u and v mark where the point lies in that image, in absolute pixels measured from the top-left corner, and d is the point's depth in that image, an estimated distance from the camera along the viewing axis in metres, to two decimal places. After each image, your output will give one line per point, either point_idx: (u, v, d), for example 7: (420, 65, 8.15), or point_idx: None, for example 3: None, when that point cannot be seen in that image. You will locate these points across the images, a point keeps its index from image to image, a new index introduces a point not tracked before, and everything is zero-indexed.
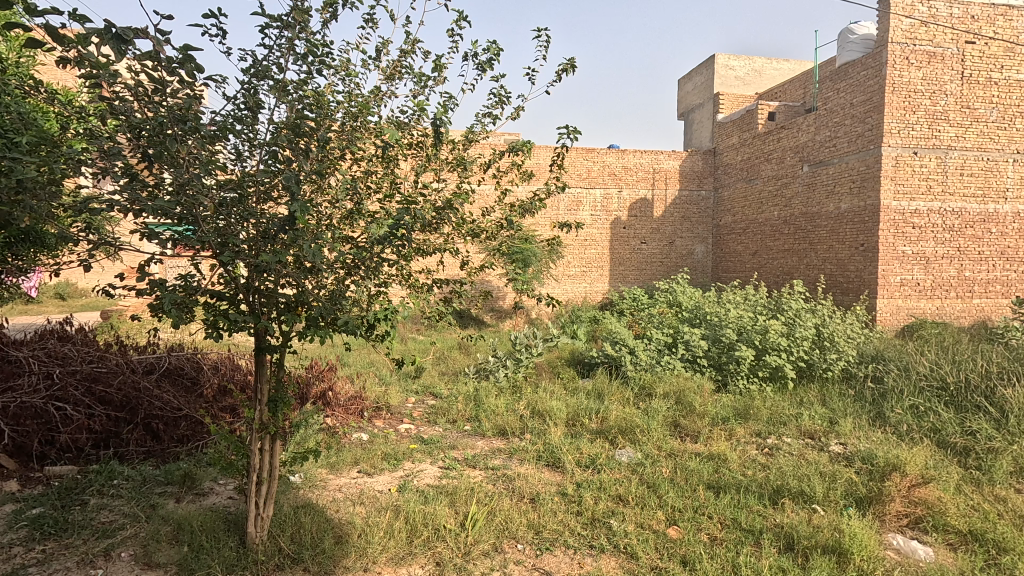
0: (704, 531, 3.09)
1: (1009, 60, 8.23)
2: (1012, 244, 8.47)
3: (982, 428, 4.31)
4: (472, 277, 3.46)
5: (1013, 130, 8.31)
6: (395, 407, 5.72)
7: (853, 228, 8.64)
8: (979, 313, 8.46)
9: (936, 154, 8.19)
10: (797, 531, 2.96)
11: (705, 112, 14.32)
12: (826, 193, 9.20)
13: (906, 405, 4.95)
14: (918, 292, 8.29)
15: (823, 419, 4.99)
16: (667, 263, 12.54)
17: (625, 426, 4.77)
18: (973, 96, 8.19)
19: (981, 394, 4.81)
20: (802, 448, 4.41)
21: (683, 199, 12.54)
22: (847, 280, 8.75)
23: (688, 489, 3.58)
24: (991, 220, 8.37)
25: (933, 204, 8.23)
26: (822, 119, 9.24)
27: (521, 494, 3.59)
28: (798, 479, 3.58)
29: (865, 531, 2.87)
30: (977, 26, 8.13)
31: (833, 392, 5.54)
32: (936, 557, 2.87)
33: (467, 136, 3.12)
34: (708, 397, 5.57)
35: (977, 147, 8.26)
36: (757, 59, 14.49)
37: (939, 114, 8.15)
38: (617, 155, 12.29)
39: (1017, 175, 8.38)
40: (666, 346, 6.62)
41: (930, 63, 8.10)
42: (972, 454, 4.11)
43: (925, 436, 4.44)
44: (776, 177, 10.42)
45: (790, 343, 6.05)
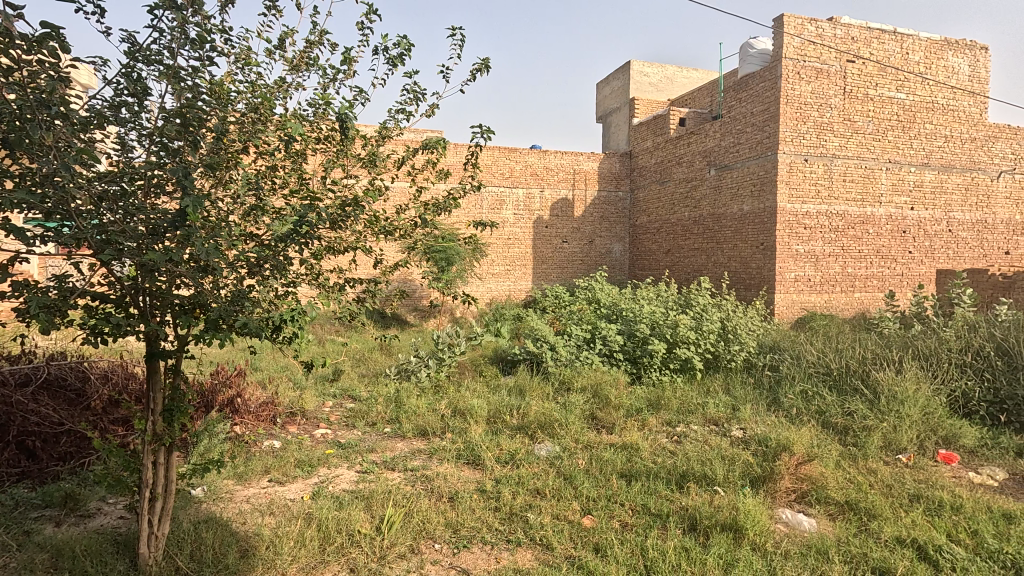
0: (616, 518, 3.22)
1: (882, 79, 9.21)
2: (886, 243, 9.47)
3: (858, 409, 4.80)
4: (388, 276, 3.41)
5: (885, 142, 9.30)
6: (310, 411, 5.52)
7: (754, 228, 9.31)
8: (860, 305, 9.42)
9: (823, 162, 9.00)
10: (699, 512, 3.16)
11: (622, 116, 14.87)
12: (730, 195, 9.85)
13: (798, 390, 5.42)
14: (809, 287, 9.08)
15: (726, 407, 5.35)
16: (587, 261, 12.93)
17: (544, 420, 4.89)
18: (853, 110, 9.10)
19: (858, 377, 5.36)
20: (707, 434, 4.71)
21: (601, 200, 12.96)
22: (748, 277, 9.43)
23: (602, 479, 3.72)
24: (868, 222, 9.33)
25: (821, 206, 9.04)
26: (726, 126, 9.88)
27: (440, 493, 3.58)
28: (702, 463, 3.83)
29: (758, 509, 3.10)
30: (854, 47, 9.07)
31: (735, 381, 5.97)
32: (818, 527, 3.15)
33: (380, 132, 3.08)
34: (624, 388, 5.82)
35: (856, 156, 9.18)
36: (669, 67, 15.24)
37: (825, 124, 8.97)
38: (538, 155, 12.48)
39: (890, 181, 9.39)
40: (584, 342, 6.79)
41: (817, 78, 8.88)
42: (851, 432, 4.56)
43: (811, 418, 4.88)
44: (686, 180, 11.05)
45: (697, 336, 6.45)
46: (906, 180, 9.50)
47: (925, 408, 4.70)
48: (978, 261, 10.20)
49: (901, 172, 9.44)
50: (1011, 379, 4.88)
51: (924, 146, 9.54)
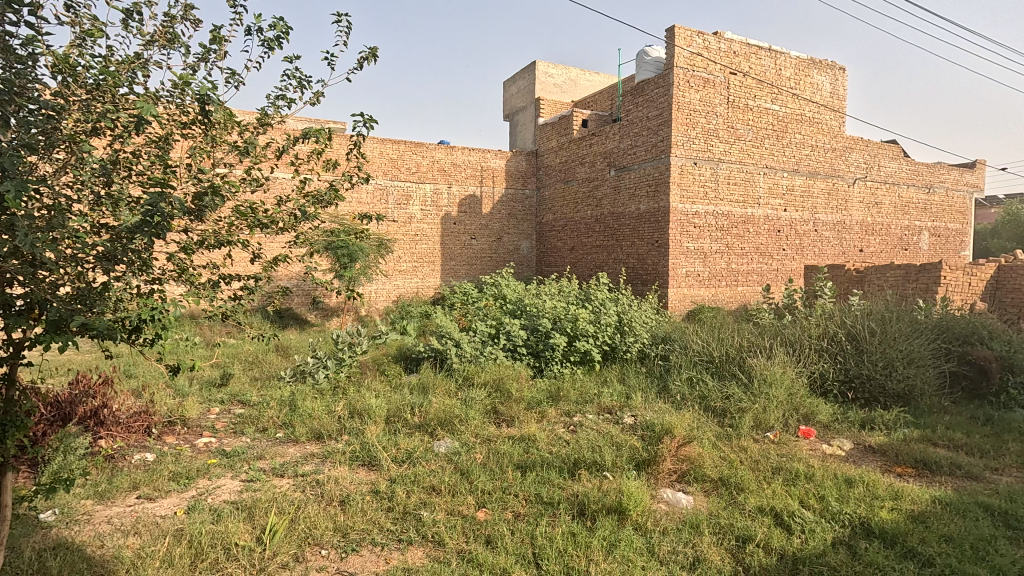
0: (510, 510, 3.28)
1: (759, 91, 10.08)
2: (763, 241, 10.40)
3: (735, 392, 5.22)
4: (269, 272, 3.21)
5: (762, 148, 10.20)
6: (192, 420, 5.09)
7: (649, 227, 9.83)
8: (742, 298, 10.28)
9: (710, 165, 9.68)
10: (588, 497, 3.28)
11: (528, 115, 15.09)
12: (629, 195, 10.34)
13: (684, 377, 5.81)
14: (698, 282, 9.76)
15: (620, 395, 5.62)
16: (495, 258, 13.02)
17: (444, 417, 4.87)
18: (735, 119, 9.89)
19: (735, 364, 5.84)
20: (602, 422, 4.92)
21: (508, 197, 13.10)
22: (644, 272, 9.96)
23: (498, 472, 3.77)
24: (748, 221, 10.19)
25: (708, 207, 9.74)
26: (625, 129, 10.35)
27: (330, 497, 3.44)
28: (593, 451, 3.99)
29: (640, 490, 3.27)
30: (736, 61, 9.84)
31: (629, 371, 6.29)
32: (694, 503, 3.39)
33: (259, 120, 2.90)
34: (526, 382, 5.92)
35: (738, 161, 9.98)
36: (573, 69, 15.68)
37: (712, 131, 9.66)
38: (446, 151, 12.35)
39: (766, 185, 10.31)
40: (488, 337, 6.81)
41: (704, 88, 9.54)
42: (728, 414, 4.96)
43: (695, 402, 5.25)
44: (588, 180, 11.46)
45: (596, 329, 6.71)
46: (780, 184, 10.49)
47: (789, 389, 5.22)
48: (838, 257, 11.50)
49: (776, 177, 10.42)
50: (858, 360, 5.55)
51: (794, 154, 10.59)
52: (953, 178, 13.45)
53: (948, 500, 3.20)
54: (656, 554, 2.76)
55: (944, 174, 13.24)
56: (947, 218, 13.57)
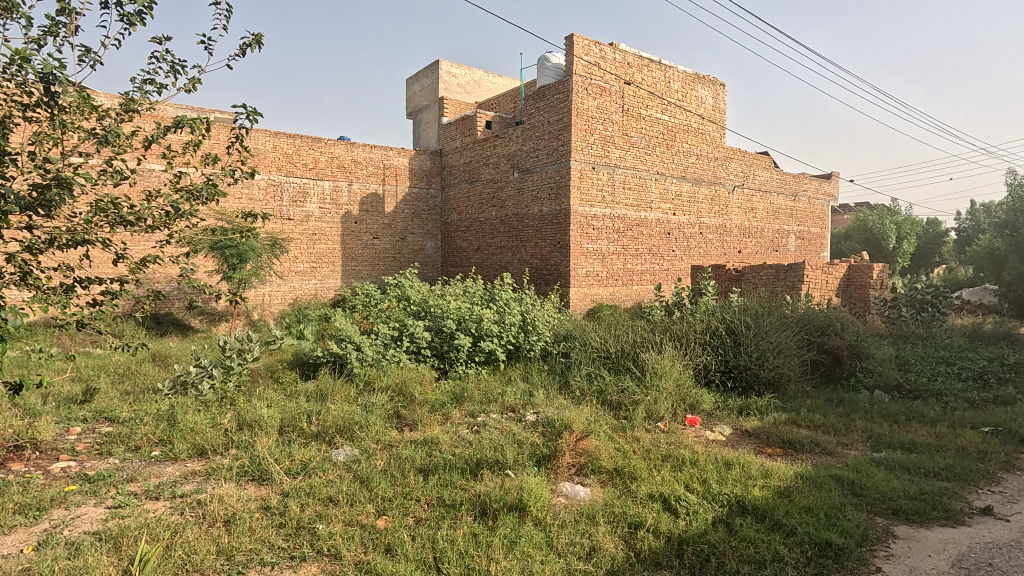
0: (411, 515, 3.22)
1: (650, 102, 10.72)
2: (656, 243, 11.08)
3: (629, 386, 5.51)
4: (136, 275, 2.89)
5: (654, 156, 10.86)
6: (46, 442, 4.47)
7: (551, 229, 10.10)
8: (637, 296, 10.87)
9: (607, 170, 10.14)
10: (490, 496, 3.31)
11: (432, 113, 14.92)
12: (532, 197, 10.54)
13: (584, 373, 6.03)
14: (597, 282, 10.18)
15: (524, 393, 5.72)
16: (399, 258, 12.73)
17: (343, 424, 4.68)
18: (629, 127, 10.44)
19: (630, 359, 6.16)
20: (505, 421, 4.97)
21: (412, 196, 12.86)
22: (547, 273, 10.22)
23: (399, 477, 3.68)
24: (642, 224, 10.81)
25: (605, 210, 10.19)
26: (527, 132, 10.56)
27: (213, 518, 3.18)
28: (495, 450, 4.02)
29: (540, 486, 3.34)
30: (630, 73, 10.40)
31: (533, 369, 6.42)
32: (591, 495, 3.53)
33: (122, 105, 2.62)
34: (430, 384, 5.84)
35: (632, 167, 10.54)
36: (477, 70, 15.73)
37: (608, 137, 10.13)
38: (345, 147, 11.87)
39: (657, 190, 10.99)
40: (391, 340, 6.63)
41: (601, 96, 9.97)
42: (623, 407, 5.23)
43: (593, 397, 5.47)
44: (492, 181, 11.56)
45: (500, 329, 6.77)
46: (669, 189, 11.23)
47: (677, 381, 5.59)
48: (720, 257, 12.53)
49: (666, 183, 11.14)
50: (736, 352, 6.08)
51: (682, 162, 11.39)
52: (814, 188, 15.16)
53: (808, 474, 3.59)
54: (555, 547, 2.84)
55: (807, 184, 14.88)
56: (810, 222, 15.27)
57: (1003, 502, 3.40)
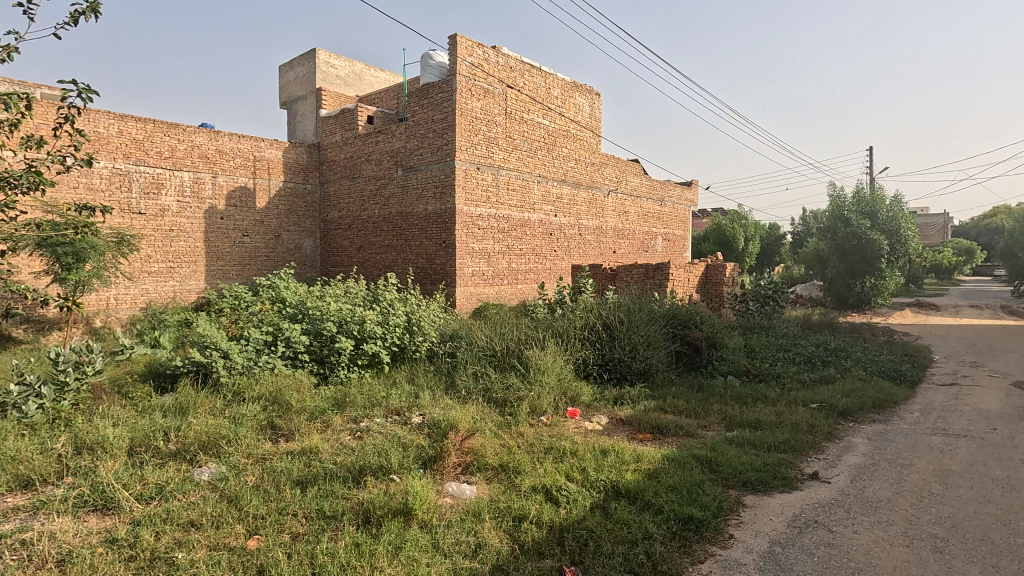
0: (287, 532, 3.03)
1: (531, 106, 11.07)
2: (538, 243, 11.46)
3: (514, 382, 5.63)
4: None
5: (535, 159, 11.23)
6: None
7: (436, 228, 10.01)
8: (521, 295, 11.15)
9: (491, 171, 10.28)
10: (373, 503, 3.21)
11: (308, 104, 14.11)
12: (416, 195, 10.36)
13: (470, 372, 6.06)
14: (483, 281, 10.27)
15: (409, 395, 5.62)
16: (272, 257, 11.86)
17: (208, 439, 4.27)
18: (512, 129, 10.69)
19: (515, 356, 6.28)
20: (390, 424, 4.84)
21: (287, 192, 12.06)
22: (433, 272, 10.11)
23: (274, 492, 3.44)
24: (525, 224, 11.11)
25: (490, 210, 10.32)
26: (411, 130, 10.37)
27: (41, 560, 2.73)
28: (378, 455, 3.91)
29: (426, 488, 3.31)
30: (512, 77, 10.64)
31: (418, 370, 6.33)
32: (477, 492, 3.57)
33: None
34: (308, 391, 5.52)
35: (515, 169, 10.81)
36: (357, 63, 15.16)
37: (492, 139, 10.27)
38: (209, 135, 10.82)
39: (539, 192, 11.39)
40: (264, 346, 6.15)
41: (485, 98, 10.08)
42: (508, 404, 5.35)
43: (479, 395, 5.53)
44: (375, 178, 11.20)
45: (384, 331, 6.58)
46: (550, 192, 11.69)
47: (558, 375, 5.83)
48: (597, 257, 13.28)
49: (547, 185, 11.57)
50: (611, 346, 6.47)
51: (562, 165, 11.90)
52: (677, 194, 16.62)
53: (672, 456, 3.94)
54: (440, 548, 2.82)
55: (672, 190, 16.27)
56: (674, 225, 16.72)
57: (826, 467, 3.98)
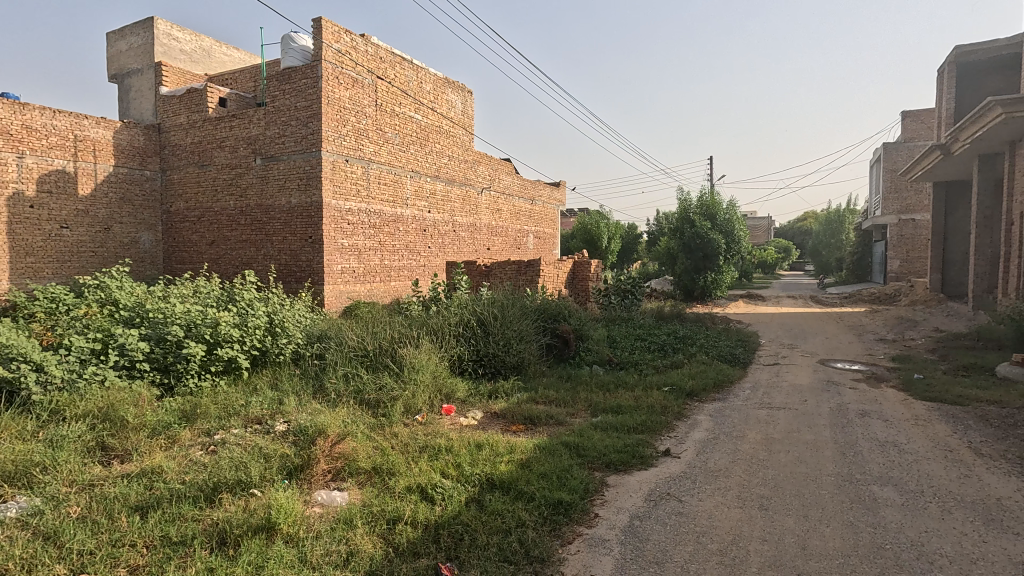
0: (123, 566, 2.66)
1: (403, 100, 10.85)
2: (412, 239, 11.28)
3: (387, 382, 5.48)
4: None
5: (408, 153, 11.04)
6: None
7: (301, 222, 9.38)
8: (394, 292, 10.88)
9: (361, 164, 9.88)
10: (230, 522, 2.94)
11: (145, 80, 12.44)
12: (277, 187, 9.62)
13: (340, 374, 5.77)
14: (354, 279, 9.86)
15: (272, 402, 5.22)
16: (101, 253, 10.30)
17: (16, 470, 3.59)
18: (383, 122, 10.37)
19: (388, 355, 6.08)
20: (250, 435, 4.46)
21: (120, 178, 10.54)
22: (298, 270, 9.47)
23: (106, 523, 3.00)
24: (398, 220, 10.86)
25: (360, 204, 9.92)
26: (270, 116, 9.60)
27: None
28: (236, 468, 3.59)
29: (292, 500, 3.11)
30: (383, 68, 10.32)
31: (283, 375, 5.90)
32: (348, 498, 3.43)
33: None
34: (149, 405, 4.88)
35: (387, 163, 10.52)
36: (205, 38, 13.68)
37: (361, 130, 9.87)
38: (13, 108, 9.07)
39: (412, 187, 11.21)
40: (91, 355, 5.32)
41: (353, 87, 9.65)
42: (381, 404, 5.21)
43: (350, 398, 5.31)
44: (229, 167, 10.21)
45: (242, 334, 6.03)
46: (424, 188, 11.57)
47: (433, 372, 5.78)
48: (472, 254, 13.41)
49: (420, 181, 11.44)
50: (485, 342, 6.57)
51: (435, 161, 11.85)
52: (547, 194, 17.33)
53: (543, 444, 4.11)
54: (308, 562, 2.66)
55: (542, 190, 16.92)
56: (544, 224, 17.42)
57: (676, 443, 4.42)
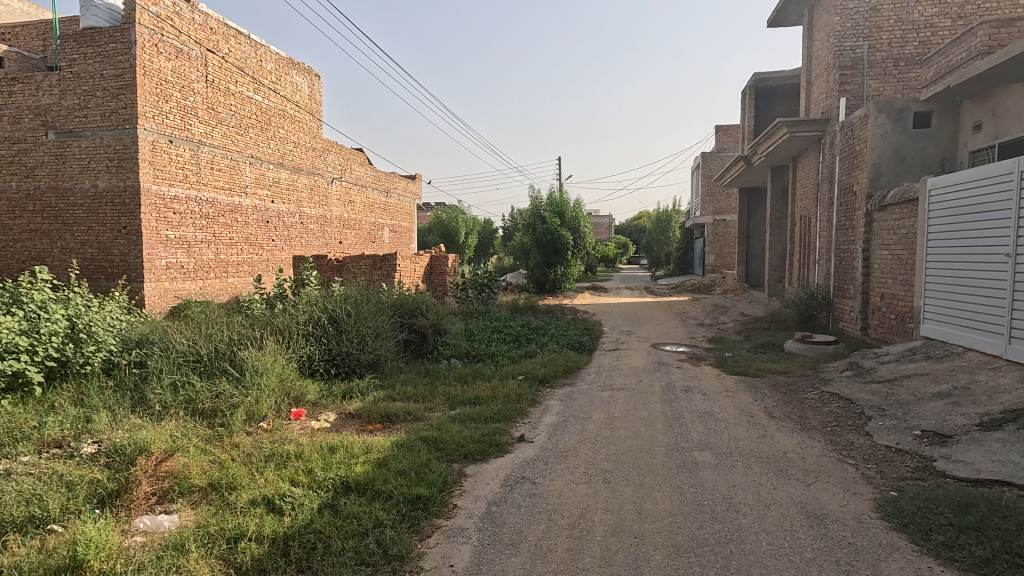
0: None
1: (239, 77, 9.86)
2: (253, 231, 10.35)
3: (225, 389, 4.93)
4: None
5: (246, 137, 10.09)
6: None
7: (112, 210, 8.02)
8: (233, 290, 9.88)
9: (189, 146, 8.77)
10: (20, 569, 2.46)
11: None
12: (78, 167, 8.14)
13: (165, 383, 5.08)
14: (182, 275, 8.73)
15: (75, 421, 4.43)
16: None
17: None
18: (216, 100, 9.33)
19: (226, 359, 5.46)
20: (46, 461, 3.74)
21: None
22: (109, 265, 8.12)
23: None
24: (236, 210, 9.89)
25: (189, 191, 8.81)
26: (67, 83, 8.09)
27: None
28: (26, 503, 2.99)
29: (105, 531, 2.69)
30: (212, 40, 9.24)
31: (90, 389, 5.04)
32: (179, 521, 3.06)
33: None
34: None
35: (221, 146, 9.49)
36: None
37: (189, 108, 8.75)
38: None
39: (252, 175, 10.30)
40: None
41: (177, 58, 8.51)
42: (218, 414, 4.72)
43: (180, 410, 4.71)
44: (8, 141, 8.40)
45: (33, 343, 5.02)
46: (265, 176, 10.69)
47: (279, 375, 5.35)
48: (322, 248, 12.73)
49: (261, 168, 10.54)
50: (338, 340, 6.26)
51: (278, 148, 11.01)
52: (402, 187, 17.01)
53: (401, 441, 4.05)
54: None
55: (397, 182, 16.57)
56: (400, 218, 17.08)
57: (530, 429, 4.65)
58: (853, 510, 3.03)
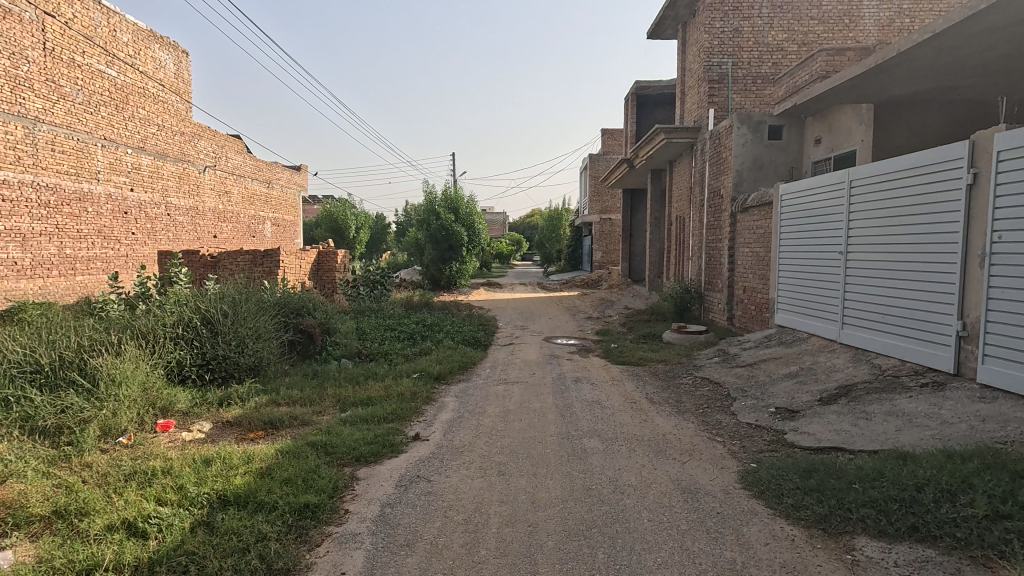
0: None
1: (86, 47, 8.66)
2: (107, 223, 9.17)
3: (72, 403, 4.29)
4: None
5: (97, 116, 8.91)
6: None
7: None
8: (83, 290, 8.63)
9: (21, 124, 7.53)
10: None
11: None
12: None
13: None
14: (15, 273, 7.45)
15: None
16: None
17: None
18: (57, 73, 8.11)
19: (73, 369, 4.74)
20: None
21: None
22: None
23: None
24: (85, 199, 8.69)
25: (22, 176, 7.56)
26: None
27: None
28: None
29: None
30: (51, 2, 7.99)
31: None
32: (14, 557, 2.63)
33: None
34: None
35: (65, 125, 8.29)
36: None
37: (21, 79, 7.50)
38: None
39: (106, 159, 9.13)
40: None
41: (4, 20, 7.22)
42: (65, 431, 4.13)
43: (15, 431, 4.05)
44: None
45: None
46: (122, 161, 9.52)
47: (143, 383, 4.77)
48: (194, 242, 11.63)
49: (116, 152, 9.37)
50: (213, 343, 5.73)
51: (137, 130, 9.87)
52: (286, 178, 15.99)
53: (287, 448, 3.82)
54: None
55: (279, 173, 15.54)
56: (283, 211, 16.04)
57: (425, 427, 4.60)
58: (722, 483, 3.36)
